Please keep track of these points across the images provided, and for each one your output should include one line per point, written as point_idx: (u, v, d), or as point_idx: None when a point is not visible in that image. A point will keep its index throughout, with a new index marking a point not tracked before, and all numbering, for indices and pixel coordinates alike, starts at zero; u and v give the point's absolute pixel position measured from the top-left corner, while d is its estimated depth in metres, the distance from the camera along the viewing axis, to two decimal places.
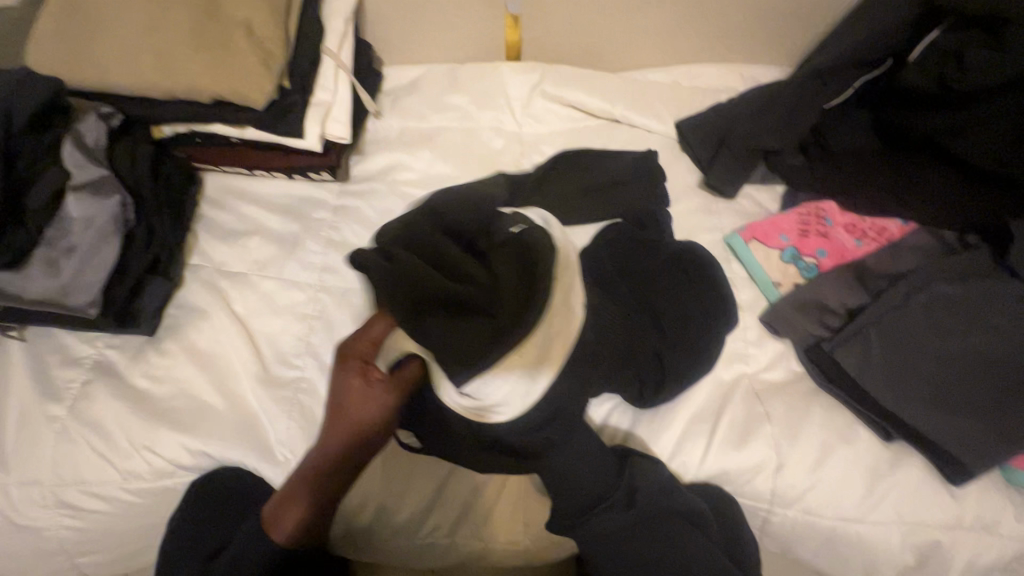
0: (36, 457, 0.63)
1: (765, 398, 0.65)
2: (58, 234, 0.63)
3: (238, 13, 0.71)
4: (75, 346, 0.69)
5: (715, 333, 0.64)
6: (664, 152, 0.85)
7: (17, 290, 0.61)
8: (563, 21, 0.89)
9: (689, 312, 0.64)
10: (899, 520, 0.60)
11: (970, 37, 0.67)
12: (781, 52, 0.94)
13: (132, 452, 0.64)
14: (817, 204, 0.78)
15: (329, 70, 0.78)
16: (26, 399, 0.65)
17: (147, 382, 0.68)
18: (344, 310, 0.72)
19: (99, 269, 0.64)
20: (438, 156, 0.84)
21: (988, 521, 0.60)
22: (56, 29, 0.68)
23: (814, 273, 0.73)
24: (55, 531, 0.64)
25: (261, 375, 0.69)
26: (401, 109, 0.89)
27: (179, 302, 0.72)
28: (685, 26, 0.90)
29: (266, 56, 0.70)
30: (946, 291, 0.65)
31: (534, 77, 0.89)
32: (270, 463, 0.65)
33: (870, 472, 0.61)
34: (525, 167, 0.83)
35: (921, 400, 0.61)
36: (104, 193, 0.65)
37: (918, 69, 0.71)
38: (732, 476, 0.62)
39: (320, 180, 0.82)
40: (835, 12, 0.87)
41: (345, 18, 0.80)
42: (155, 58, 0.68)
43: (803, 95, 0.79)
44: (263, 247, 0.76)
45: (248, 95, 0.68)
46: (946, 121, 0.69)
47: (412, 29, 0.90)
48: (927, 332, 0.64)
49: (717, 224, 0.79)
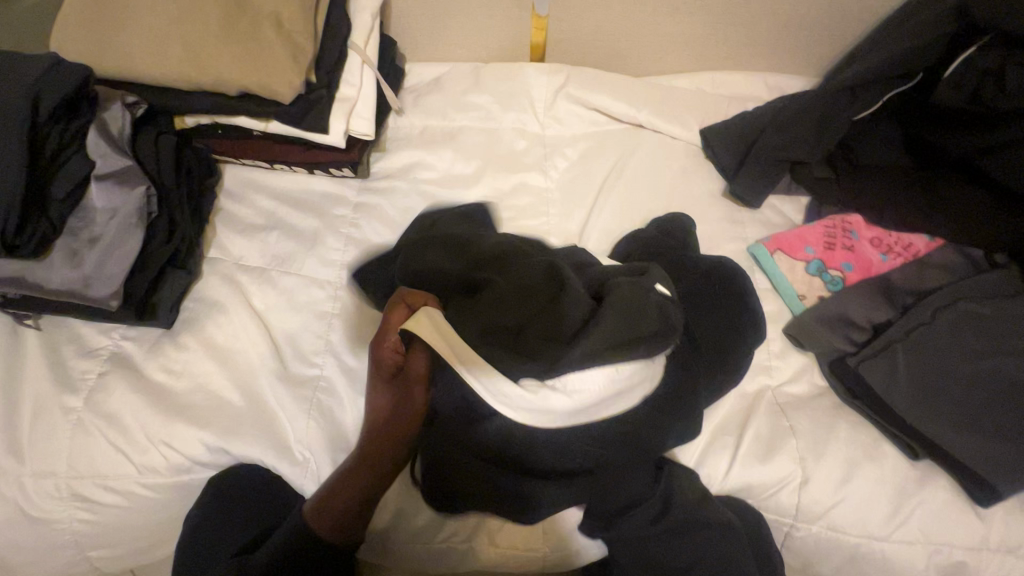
0: (51, 449, 0.62)
1: (789, 412, 0.64)
2: (82, 223, 0.62)
3: (267, 6, 0.70)
4: (92, 337, 0.68)
5: (747, 354, 0.62)
6: (688, 161, 0.84)
7: (38, 279, 0.60)
8: (591, 23, 0.88)
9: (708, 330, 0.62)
10: (923, 539, 0.59)
11: (1010, 57, 0.66)
12: (807, 62, 0.93)
13: (148, 446, 0.63)
14: (842, 216, 0.77)
15: (355, 66, 0.77)
16: (41, 389, 0.65)
17: (164, 375, 0.67)
18: (364, 309, 0.72)
19: (121, 261, 0.63)
20: (461, 155, 0.83)
21: (1013, 543, 0.59)
22: (82, 19, 0.67)
23: (839, 286, 0.73)
24: (68, 523, 0.63)
25: (281, 372, 0.68)
26: (423, 107, 0.88)
27: (197, 296, 0.72)
28: (712, 32, 0.89)
29: (295, 50, 0.69)
30: (975, 309, 0.65)
31: (559, 79, 0.88)
32: (287, 462, 0.65)
33: (896, 490, 0.60)
34: (547, 169, 0.83)
35: (948, 419, 0.61)
36: (128, 182, 0.64)
37: (952, 84, 0.70)
38: (756, 489, 0.61)
39: (341, 176, 0.81)
40: (864, 24, 0.87)
41: (373, 14, 0.79)
42: (184, 48, 0.67)
43: (833, 107, 0.77)
44: (284, 242, 0.75)
45: (277, 90, 0.67)
46: (977, 140, 0.69)
47: (437, 27, 0.89)
48: (955, 351, 0.64)
49: (740, 234, 0.78)
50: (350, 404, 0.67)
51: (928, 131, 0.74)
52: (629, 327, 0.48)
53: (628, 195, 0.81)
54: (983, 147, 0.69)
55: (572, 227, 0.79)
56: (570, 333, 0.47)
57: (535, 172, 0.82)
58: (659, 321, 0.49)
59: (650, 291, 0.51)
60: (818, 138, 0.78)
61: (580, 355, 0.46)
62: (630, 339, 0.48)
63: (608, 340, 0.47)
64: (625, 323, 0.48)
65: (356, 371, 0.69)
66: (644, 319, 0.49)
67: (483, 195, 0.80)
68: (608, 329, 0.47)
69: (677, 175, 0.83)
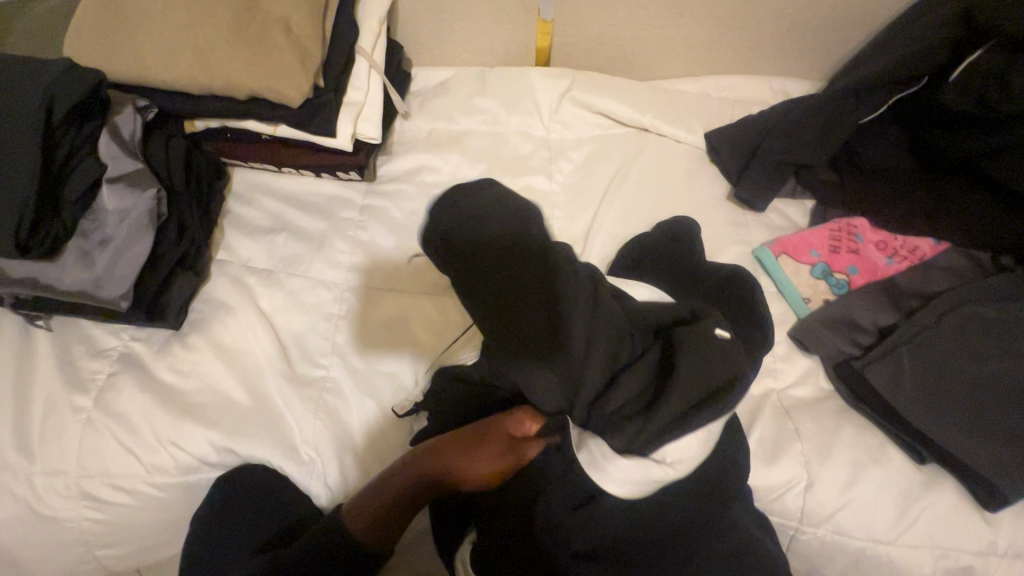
0: (62, 448, 0.63)
1: (794, 415, 0.64)
2: (94, 224, 0.63)
3: (277, 11, 0.70)
4: (100, 337, 0.69)
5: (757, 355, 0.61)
6: (692, 164, 0.85)
7: (49, 280, 0.62)
8: (595, 27, 0.89)
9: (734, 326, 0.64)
10: (929, 543, 0.59)
11: (1016, 60, 0.66)
12: (813, 66, 0.93)
13: (157, 446, 0.64)
14: (848, 220, 0.77)
15: (363, 70, 0.78)
16: (52, 388, 0.65)
17: (173, 376, 0.68)
18: (370, 310, 0.72)
19: (131, 262, 0.64)
20: (467, 159, 0.84)
21: (1020, 548, 0.59)
22: (94, 25, 0.69)
23: (844, 289, 0.73)
24: (78, 522, 0.64)
25: (287, 373, 0.68)
26: (429, 111, 0.88)
27: (206, 298, 0.72)
28: (717, 36, 0.89)
29: (302, 55, 0.70)
30: (981, 313, 0.65)
31: (564, 83, 0.88)
32: (294, 462, 0.66)
33: (901, 493, 0.60)
34: (552, 172, 0.83)
35: (953, 424, 0.61)
36: (139, 186, 0.65)
37: (959, 87, 0.70)
38: (762, 492, 0.61)
39: (347, 179, 0.82)
40: (870, 26, 0.87)
41: (380, 19, 0.80)
42: (194, 52, 0.68)
43: (837, 111, 0.78)
44: (291, 245, 0.76)
45: (284, 93, 0.68)
46: (984, 144, 0.69)
47: (442, 32, 0.90)
48: (960, 355, 0.64)
49: (745, 238, 0.79)
50: (356, 404, 0.67)
51: (934, 133, 0.74)
52: (704, 367, 0.44)
53: (632, 198, 0.81)
54: (990, 150, 0.69)
55: (576, 230, 0.79)
56: (646, 403, 0.44)
57: (538, 174, 0.83)
58: (728, 364, 0.45)
59: (705, 332, 0.47)
60: (824, 141, 0.78)
61: (666, 422, 0.42)
62: (693, 389, 0.43)
63: (689, 392, 0.43)
64: (695, 380, 0.43)
65: (362, 371, 0.69)
66: (709, 362, 0.44)
67: None
68: (686, 380, 0.43)
69: (682, 178, 0.83)
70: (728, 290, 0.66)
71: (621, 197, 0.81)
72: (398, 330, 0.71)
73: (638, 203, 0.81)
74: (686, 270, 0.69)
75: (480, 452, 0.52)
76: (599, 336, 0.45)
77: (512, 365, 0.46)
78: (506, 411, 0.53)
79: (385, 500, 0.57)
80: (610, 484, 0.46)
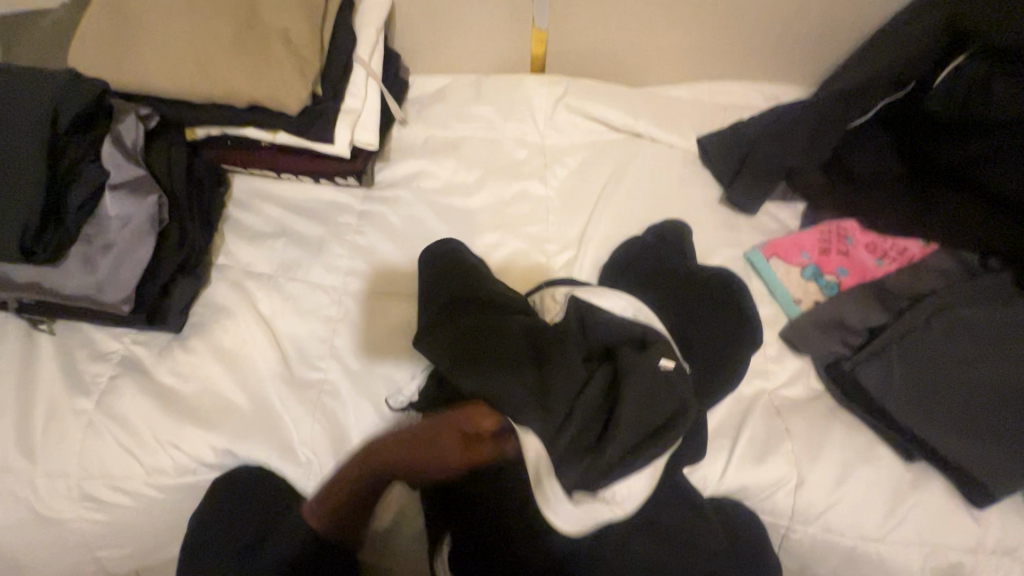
0: (63, 450, 0.64)
1: (785, 415, 0.65)
2: (95, 231, 0.65)
3: (276, 22, 0.72)
4: (103, 341, 0.71)
5: (743, 358, 0.63)
6: (685, 169, 0.86)
7: (53, 285, 0.63)
8: (589, 35, 0.90)
9: (723, 328, 0.64)
10: (918, 541, 0.60)
11: (1002, 65, 0.68)
12: (804, 72, 0.95)
13: (157, 448, 0.65)
14: (839, 222, 0.78)
15: (360, 78, 0.79)
16: (55, 391, 0.67)
17: (173, 379, 0.69)
18: (368, 314, 0.73)
19: (133, 267, 0.65)
20: (463, 165, 0.85)
21: (1008, 546, 0.60)
22: (98, 36, 0.70)
23: (834, 291, 0.74)
24: (79, 523, 0.65)
25: (286, 375, 0.70)
26: (426, 117, 0.90)
27: (206, 303, 0.74)
28: (708, 43, 0.91)
29: (301, 64, 0.71)
30: (969, 314, 0.66)
31: (559, 90, 0.90)
32: (292, 464, 0.66)
33: (891, 492, 0.61)
34: (546, 177, 0.85)
35: (941, 423, 0.62)
36: (141, 192, 0.67)
37: (942, 93, 0.72)
38: (753, 491, 0.62)
39: (346, 185, 0.83)
40: (859, 33, 0.88)
41: (377, 28, 0.81)
42: (195, 62, 0.69)
43: (826, 117, 0.79)
44: (290, 250, 0.77)
45: (283, 102, 0.70)
46: (972, 148, 0.71)
47: (439, 40, 0.92)
48: (948, 355, 0.64)
49: (737, 241, 0.80)
50: (353, 407, 0.68)
51: (921, 138, 0.75)
52: (651, 395, 0.51)
53: (625, 202, 0.82)
54: (981, 154, 0.70)
55: (571, 234, 0.80)
56: (595, 435, 0.49)
57: (533, 180, 0.84)
58: (674, 398, 0.52)
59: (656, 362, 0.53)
60: (813, 146, 0.79)
61: (612, 460, 0.48)
62: (637, 427, 0.49)
63: (632, 428, 0.49)
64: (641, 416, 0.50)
65: (359, 373, 0.70)
66: (654, 398, 0.51)
67: (483, 202, 0.82)
68: (632, 413, 0.49)
69: (675, 183, 0.84)
70: (718, 295, 0.67)
71: (615, 201, 0.82)
72: (396, 334, 0.72)
73: (632, 207, 0.82)
74: (676, 273, 0.69)
75: (444, 454, 0.53)
76: (551, 371, 0.51)
77: (484, 375, 0.51)
78: (458, 407, 0.55)
79: (336, 497, 0.58)
80: (562, 524, 0.49)
